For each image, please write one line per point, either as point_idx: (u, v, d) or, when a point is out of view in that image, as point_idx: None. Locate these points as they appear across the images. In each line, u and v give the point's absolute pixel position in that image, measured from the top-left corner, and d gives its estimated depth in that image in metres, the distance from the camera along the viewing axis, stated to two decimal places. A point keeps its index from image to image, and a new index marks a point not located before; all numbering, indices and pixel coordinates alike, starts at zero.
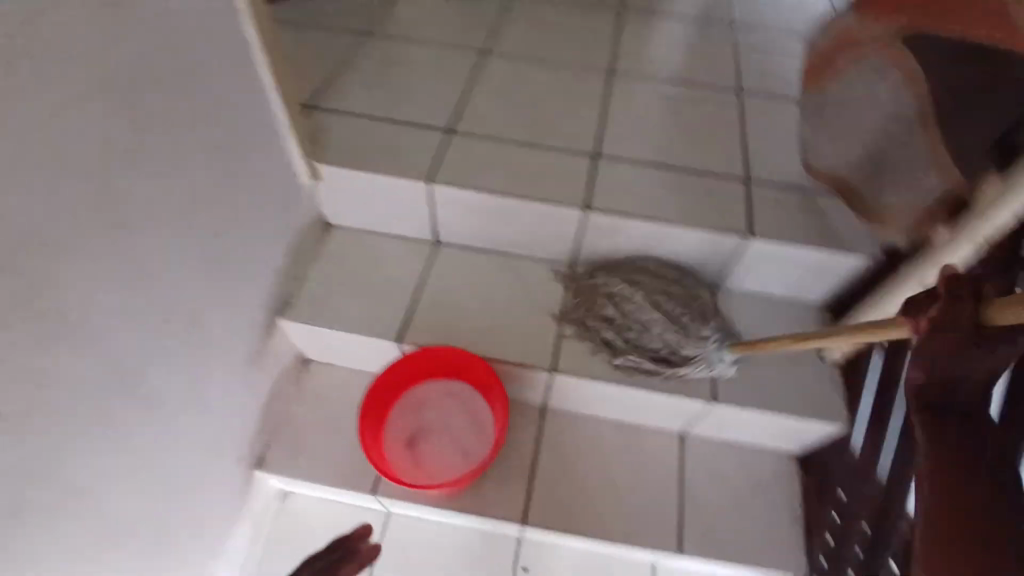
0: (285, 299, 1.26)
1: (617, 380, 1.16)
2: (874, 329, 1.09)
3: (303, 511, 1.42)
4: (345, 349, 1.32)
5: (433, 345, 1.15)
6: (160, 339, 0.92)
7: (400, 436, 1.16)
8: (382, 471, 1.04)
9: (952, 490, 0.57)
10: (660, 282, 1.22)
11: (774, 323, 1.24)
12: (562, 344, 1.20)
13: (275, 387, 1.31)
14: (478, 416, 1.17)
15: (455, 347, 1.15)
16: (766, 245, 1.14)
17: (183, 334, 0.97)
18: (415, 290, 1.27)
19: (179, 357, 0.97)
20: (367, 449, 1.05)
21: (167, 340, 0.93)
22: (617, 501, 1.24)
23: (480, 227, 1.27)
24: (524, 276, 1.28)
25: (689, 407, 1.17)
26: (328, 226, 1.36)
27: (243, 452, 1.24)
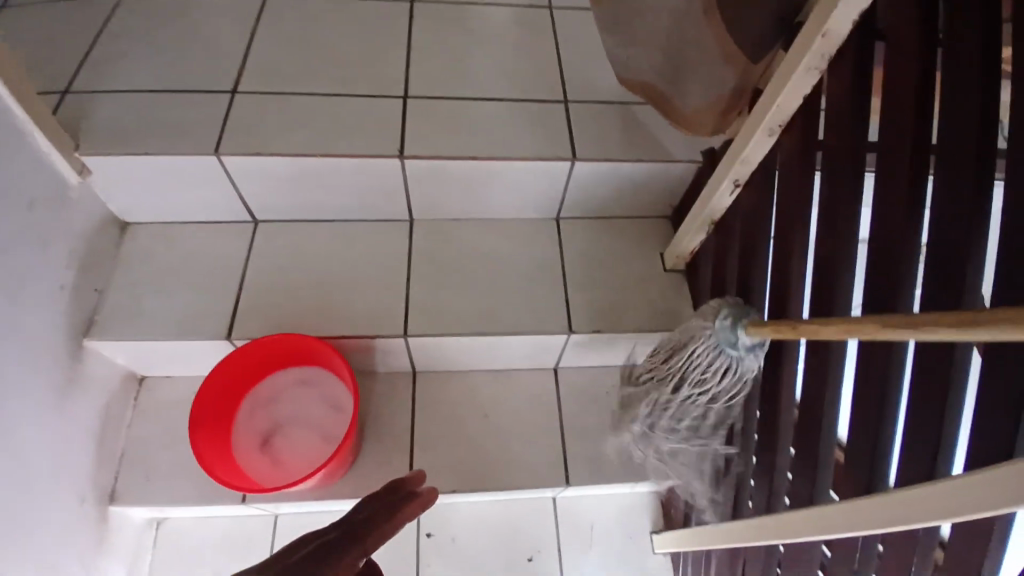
0: (87, 318, 1.09)
1: (475, 329, 1.13)
2: (701, 229, 1.12)
3: (180, 536, 1.26)
4: (178, 359, 1.17)
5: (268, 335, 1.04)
6: None
7: (253, 438, 1.07)
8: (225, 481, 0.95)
9: None
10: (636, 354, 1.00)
11: (618, 242, 1.25)
12: (411, 303, 1.14)
13: (110, 418, 1.15)
14: (335, 398, 1.10)
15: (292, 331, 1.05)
16: (593, 166, 1.12)
17: None
18: (240, 279, 1.15)
19: None
20: (205, 461, 0.95)
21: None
22: (503, 446, 1.24)
23: (298, 195, 1.15)
24: (360, 241, 1.20)
25: (551, 342, 1.17)
26: (124, 226, 1.18)
27: (90, 494, 1.08)
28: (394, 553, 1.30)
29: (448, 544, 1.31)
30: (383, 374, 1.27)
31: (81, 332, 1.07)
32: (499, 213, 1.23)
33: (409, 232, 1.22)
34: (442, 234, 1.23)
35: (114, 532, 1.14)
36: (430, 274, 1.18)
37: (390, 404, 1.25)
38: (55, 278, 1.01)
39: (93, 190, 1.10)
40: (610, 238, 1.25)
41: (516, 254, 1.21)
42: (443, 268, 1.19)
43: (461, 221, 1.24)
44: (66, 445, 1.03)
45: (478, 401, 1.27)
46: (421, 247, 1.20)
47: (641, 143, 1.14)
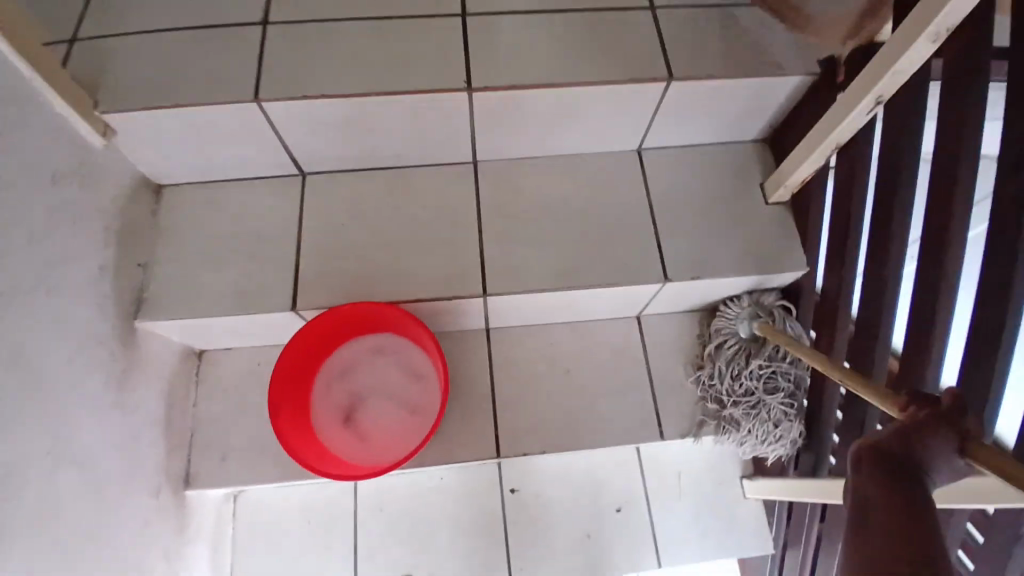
0: (136, 296, 0.99)
1: (560, 283, 1.01)
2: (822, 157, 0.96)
3: (259, 508, 1.23)
4: (238, 333, 1.08)
5: (339, 305, 0.94)
6: None
7: (334, 413, 0.99)
8: (316, 470, 0.87)
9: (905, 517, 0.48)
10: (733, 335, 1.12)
11: (711, 172, 1.09)
12: (487, 258, 1.02)
13: (175, 397, 1.08)
14: (416, 367, 1.01)
15: (365, 300, 0.94)
16: (691, 85, 0.95)
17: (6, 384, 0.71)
18: (295, 242, 1.03)
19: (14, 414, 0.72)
20: (292, 451, 0.87)
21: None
22: (588, 403, 1.15)
23: (349, 144, 1.01)
24: (421, 191, 1.06)
25: (642, 291, 1.05)
26: (159, 190, 1.06)
27: (166, 478, 1.03)
28: (478, 512, 1.25)
29: (533, 501, 1.26)
30: (454, 334, 1.17)
31: (132, 312, 0.98)
32: (576, 149, 1.08)
33: (474, 176, 1.07)
34: (512, 176, 1.08)
35: (196, 510, 1.11)
36: (503, 224, 1.05)
37: (465, 365, 1.16)
38: (93, 259, 0.90)
39: (119, 154, 0.97)
40: (702, 169, 1.09)
41: (598, 194, 1.07)
42: (516, 216, 1.05)
43: (531, 159, 1.09)
44: (136, 433, 0.97)
45: (557, 356, 1.18)
46: (490, 193, 1.06)
47: (747, 52, 0.96)
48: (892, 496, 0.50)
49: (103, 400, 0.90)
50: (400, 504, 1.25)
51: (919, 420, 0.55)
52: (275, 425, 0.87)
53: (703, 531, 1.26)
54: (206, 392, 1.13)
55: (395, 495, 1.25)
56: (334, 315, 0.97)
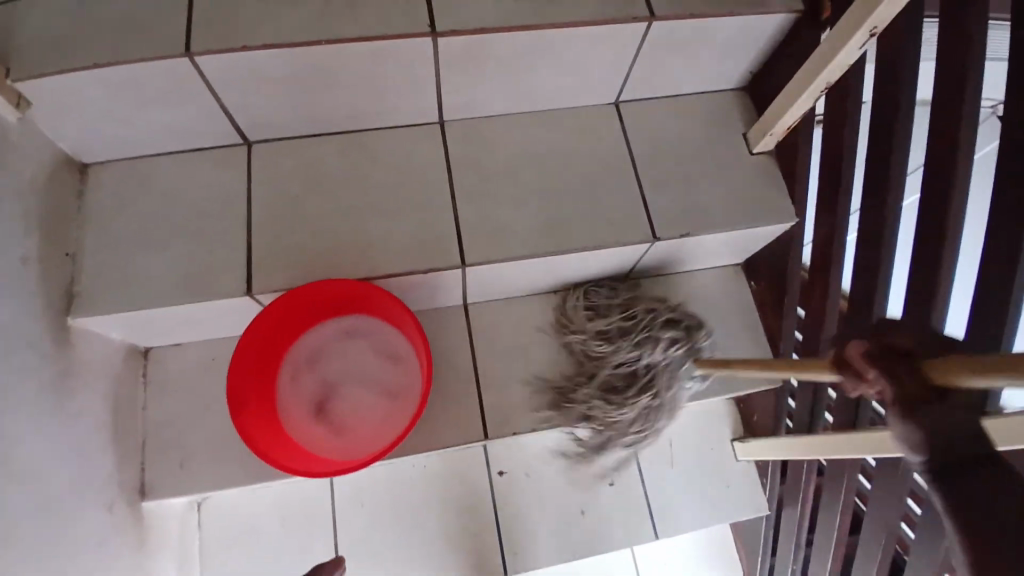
0: (68, 291, 0.86)
1: (544, 249, 0.95)
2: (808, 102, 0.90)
3: (229, 511, 1.14)
4: (190, 325, 0.97)
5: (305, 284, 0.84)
6: None
7: (306, 406, 0.90)
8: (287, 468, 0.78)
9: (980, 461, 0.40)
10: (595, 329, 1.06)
11: (693, 122, 1.03)
12: (462, 226, 0.94)
13: (124, 401, 0.96)
14: (395, 350, 0.92)
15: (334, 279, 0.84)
16: (676, 25, 0.88)
17: None
18: (246, 219, 0.92)
19: None
20: (257, 448, 0.78)
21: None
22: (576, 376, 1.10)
23: (299, 104, 0.90)
24: (386, 155, 0.97)
25: (630, 252, 0.99)
26: (83, 169, 0.92)
27: (123, 492, 0.92)
28: (467, 497, 1.19)
29: (523, 480, 1.21)
30: (431, 311, 1.09)
31: (65, 309, 0.85)
32: (549, 101, 1.00)
33: (442, 136, 0.99)
34: (484, 135, 1.00)
35: (160, 523, 1.00)
36: (477, 187, 0.97)
37: (445, 343, 1.08)
38: (16, 250, 0.77)
39: (36, 128, 0.83)
40: (683, 118, 1.03)
41: (576, 150, 1.00)
42: (492, 178, 0.97)
43: (503, 115, 1.01)
44: (85, 445, 0.85)
45: (540, 327, 1.11)
46: (462, 154, 0.98)
47: None
48: (960, 481, 0.40)
49: (42, 413, 0.78)
50: (383, 494, 1.17)
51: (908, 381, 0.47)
52: (240, 428, 0.77)
53: (696, 495, 1.24)
54: (158, 393, 1.02)
55: (377, 486, 1.17)
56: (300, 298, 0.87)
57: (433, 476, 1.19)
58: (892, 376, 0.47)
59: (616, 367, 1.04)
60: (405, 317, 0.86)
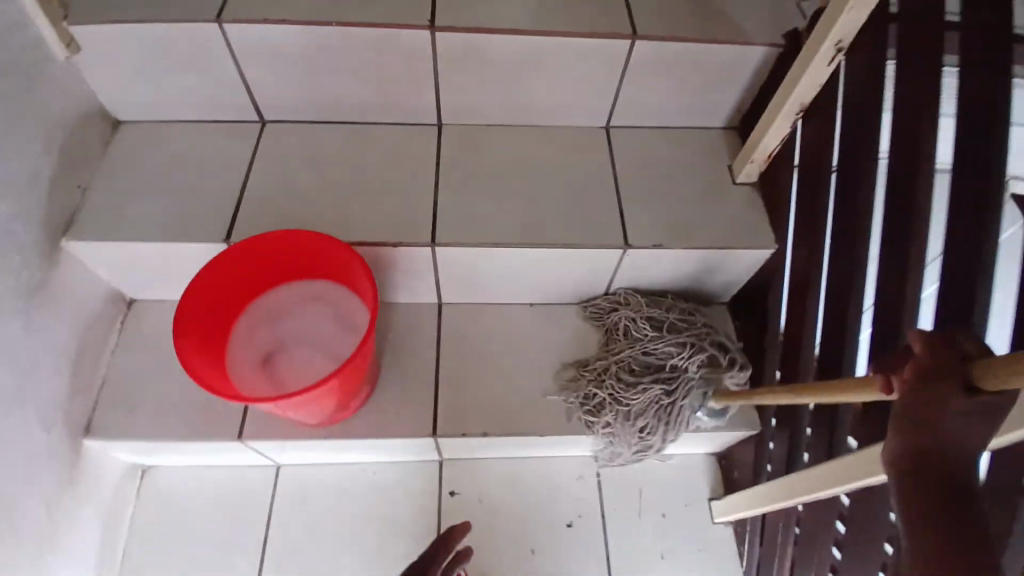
0: (67, 216, 0.93)
1: (514, 240, 0.96)
2: (789, 127, 0.94)
3: (168, 488, 1.09)
4: (171, 277, 1.00)
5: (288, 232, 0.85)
6: None
7: (251, 361, 0.89)
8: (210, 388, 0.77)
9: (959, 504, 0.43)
10: (636, 320, 1.02)
11: (678, 152, 1.08)
12: (440, 211, 0.98)
13: (94, 338, 0.99)
14: (354, 321, 0.92)
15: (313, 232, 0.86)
16: (658, 47, 0.96)
17: None
18: (243, 180, 0.99)
19: None
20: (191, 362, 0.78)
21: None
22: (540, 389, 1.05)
23: (311, 87, 1.00)
24: (382, 146, 1.04)
25: (602, 259, 0.99)
26: (115, 123, 1.03)
27: (60, 422, 0.91)
28: (413, 516, 1.10)
29: (476, 507, 1.11)
30: (405, 305, 1.09)
31: (58, 231, 0.91)
32: (540, 117, 1.07)
33: (438, 136, 1.06)
34: (476, 141, 1.06)
35: (89, 472, 0.97)
36: (461, 181, 1.01)
37: (412, 337, 1.07)
38: (28, 160, 0.85)
39: (79, 74, 0.95)
40: (667, 149, 1.08)
41: (560, 162, 1.05)
42: (476, 175, 1.02)
43: (497, 127, 1.08)
44: (33, 360, 0.87)
45: (511, 337, 1.09)
46: (452, 153, 1.04)
47: (710, 25, 0.98)
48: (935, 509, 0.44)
49: (1, 308, 0.81)
50: (326, 496, 1.10)
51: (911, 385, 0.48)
52: (177, 348, 0.77)
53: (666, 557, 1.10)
54: (128, 341, 1.04)
55: (323, 486, 1.11)
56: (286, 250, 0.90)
57: (382, 488, 1.12)
58: (943, 377, 0.46)
59: (645, 355, 0.99)
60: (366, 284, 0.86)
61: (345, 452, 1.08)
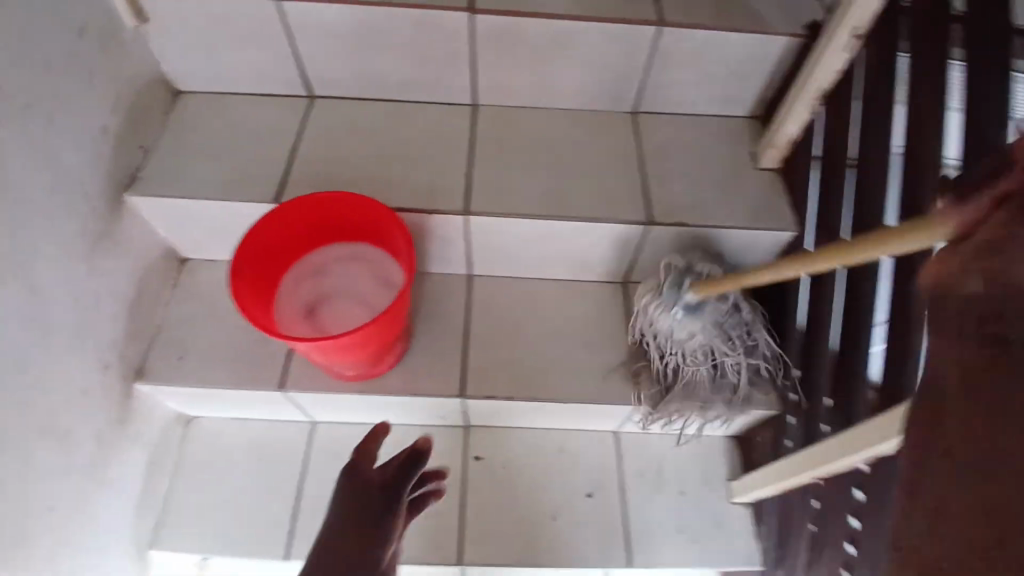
0: (131, 174, 1.01)
1: (541, 212, 1.02)
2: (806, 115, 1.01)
3: (210, 436, 1.17)
4: (224, 232, 1.08)
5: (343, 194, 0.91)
6: None
7: (297, 308, 0.96)
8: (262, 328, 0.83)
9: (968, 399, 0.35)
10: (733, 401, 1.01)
11: (700, 138, 1.13)
12: (473, 182, 1.04)
13: (148, 290, 1.06)
14: (390, 278, 0.98)
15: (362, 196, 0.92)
16: (683, 35, 1.02)
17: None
18: (292, 148, 1.06)
19: None
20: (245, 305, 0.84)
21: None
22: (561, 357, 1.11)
23: (358, 65, 1.07)
24: (421, 121, 1.10)
25: (624, 234, 1.04)
26: (175, 94, 1.11)
27: (118, 364, 0.99)
28: (437, 475, 1.16)
29: None
30: (436, 274, 1.16)
31: (123, 186, 0.99)
32: (571, 100, 1.13)
33: (473, 115, 1.12)
34: (511, 119, 1.13)
35: (140, 415, 1.04)
36: (494, 157, 1.07)
37: (442, 304, 1.13)
38: (98, 118, 0.93)
39: (147, 44, 1.03)
40: (690, 134, 1.14)
41: (588, 142, 1.11)
42: (510, 150, 1.08)
43: (531, 108, 1.14)
44: (95, 303, 0.94)
45: (535, 308, 1.14)
46: (487, 129, 1.10)
47: (731, 14, 1.03)
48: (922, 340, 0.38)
49: (68, 252, 0.88)
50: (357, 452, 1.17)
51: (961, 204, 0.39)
52: (235, 286, 0.83)
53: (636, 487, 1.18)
54: (180, 295, 1.11)
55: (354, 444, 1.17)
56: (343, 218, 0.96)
57: (409, 447, 1.18)
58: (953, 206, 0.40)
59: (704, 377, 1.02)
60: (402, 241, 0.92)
61: (378, 412, 1.14)
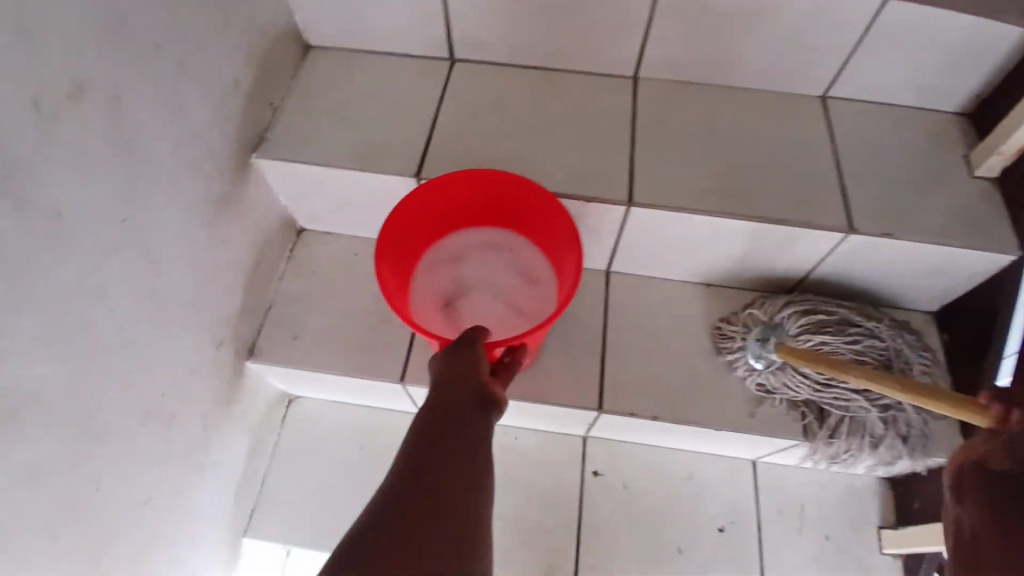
0: (259, 134, 0.91)
1: (715, 209, 0.87)
2: None
3: (314, 421, 1.09)
4: (347, 206, 0.97)
5: (482, 171, 0.78)
6: (55, 127, 0.59)
7: (433, 298, 0.85)
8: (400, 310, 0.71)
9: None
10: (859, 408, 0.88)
11: (901, 135, 0.96)
12: (638, 169, 0.90)
13: (266, 261, 0.98)
14: (535, 273, 0.86)
15: (508, 172, 0.78)
16: (908, 7, 0.84)
17: (95, 130, 0.63)
18: (432, 116, 0.95)
19: (92, 166, 0.63)
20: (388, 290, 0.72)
21: (58, 133, 0.59)
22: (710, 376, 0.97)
23: (511, 25, 0.94)
24: (575, 94, 0.97)
25: (812, 242, 0.88)
26: (306, 48, 1.02)
27: (233, 340, 0.91)
28: (553, 491, 1.05)
29: (618, 491, 1.05)
30: None
31: (252, 147, 0.90)
32: (749, 80, 0.97)
33: (634, 90, 0.98)
34: (676, 98, 0.97)
35: (249, 395, 0.97)
36: (659, 141, 0.93)
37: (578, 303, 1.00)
38: (231, 69, 0.83)
39: None
40: (888, 130, 0.96)
41: (768, 130, 0.95)
42: (676, 135, 0.93)
43: (699, 86, 0.99)
44: (217, 273, 0.86)
45: (683, 317, 1.00)
46: (651, 107, 0.95)
47: None
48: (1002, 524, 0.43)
49: (195, 218, 0.79)
50: None
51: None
52: (377, 265, 0.73)
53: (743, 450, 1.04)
54: (296, 269, 1.03)
55: None
56: (487, 197, 0.84)
57: (523, 456, 1.08)
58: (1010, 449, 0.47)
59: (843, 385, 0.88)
60: (563, 224, 0.78)
61: None
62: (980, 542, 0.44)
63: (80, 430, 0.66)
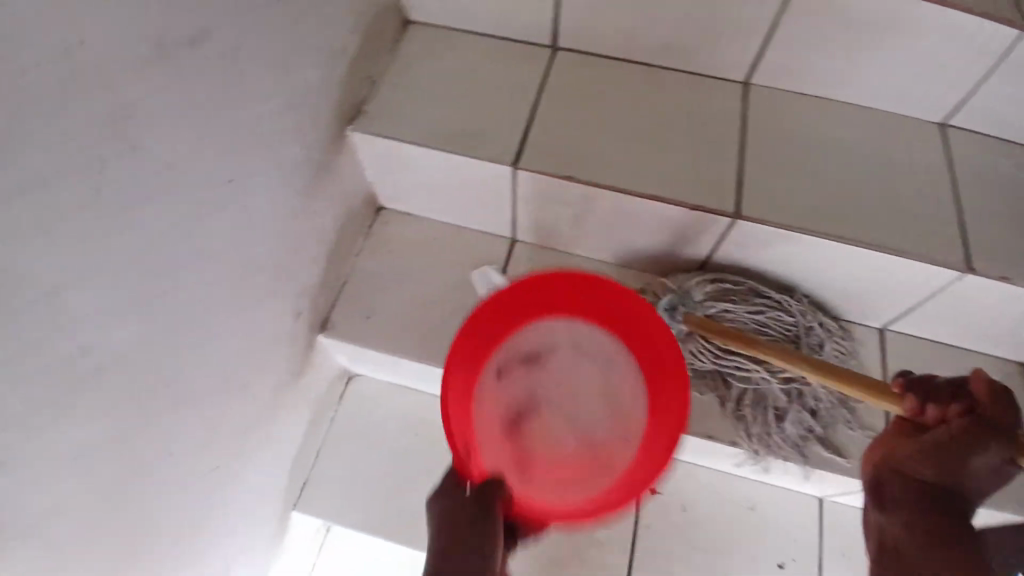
0: (355, 106, 0.89)
1: (823, 231, 0.82)
2: None
3: (372, 401, 1.08)
4: (434, 188, 0.95)
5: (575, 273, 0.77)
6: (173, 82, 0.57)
7: (500, 414, 0.79)
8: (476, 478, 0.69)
9: (941, 542, 0.57)
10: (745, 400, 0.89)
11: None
12: (746, 178, 0.85)
13: (347, 235, 0.96)
14: (629, 407, 0.80)
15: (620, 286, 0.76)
16: None
17: (210, 88, 0.62)
18: (531, 103, 0.91)
19: (203, 125, 0.62)
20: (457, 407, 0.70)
21: (180, 85, 0.58)
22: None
23: (624, 17, 0.90)
24: (683, 95, 0.92)
25: (925, 277, 0.83)
26: (406, 22, 0.99)
27: (308, 313, 0.90)
28: None
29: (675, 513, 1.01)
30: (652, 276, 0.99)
31: (346, 119, 0.88)
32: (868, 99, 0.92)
33: (743, 97, 0.93)
34: (786, 111, 0.92)
35: (316, 369, 0.96)
36: (768, 153, 0.88)
37: None
38: (339, 38, 0.81)
39: None
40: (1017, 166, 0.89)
41: (883, 155, 0.89)
42: (786, 148, 0.88)
43: (810, 101, 0.94)
44: (303, 244, 0.84)
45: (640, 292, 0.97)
46: (761, 117, 0.91)
47: None
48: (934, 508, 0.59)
49: (289, 186, 0.78)
50: None
51: (961, 436, 0.58)
52: (444, 399, 0.74)
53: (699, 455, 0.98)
54: (373, 246, 1.01)
55: None
56: (565, 305, 0.82)
57: None
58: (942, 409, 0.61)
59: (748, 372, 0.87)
60: (669, 391, 0.74)
61: None
62: (910, 564, 0.58)
63: (164, 391, 0.65)
